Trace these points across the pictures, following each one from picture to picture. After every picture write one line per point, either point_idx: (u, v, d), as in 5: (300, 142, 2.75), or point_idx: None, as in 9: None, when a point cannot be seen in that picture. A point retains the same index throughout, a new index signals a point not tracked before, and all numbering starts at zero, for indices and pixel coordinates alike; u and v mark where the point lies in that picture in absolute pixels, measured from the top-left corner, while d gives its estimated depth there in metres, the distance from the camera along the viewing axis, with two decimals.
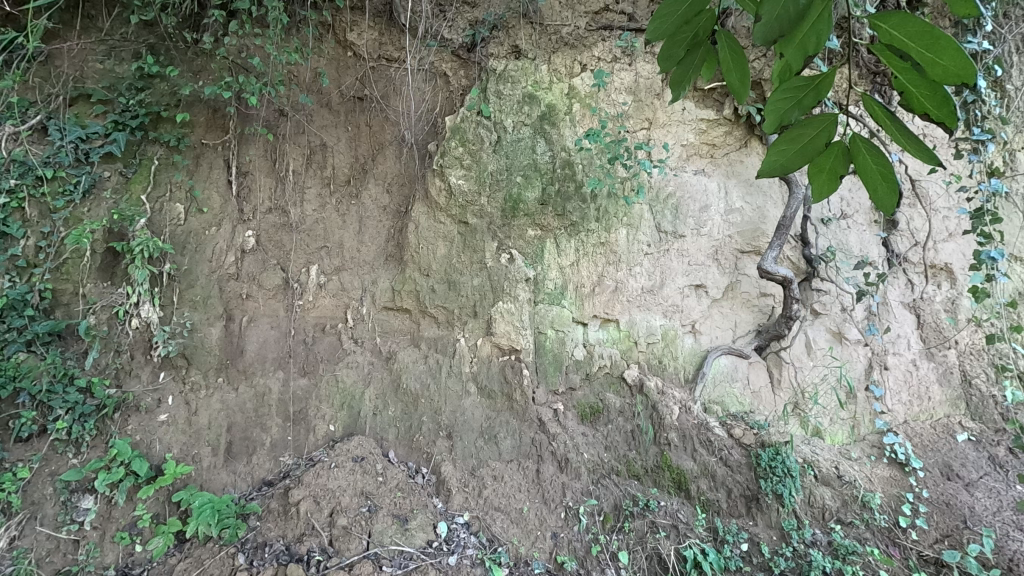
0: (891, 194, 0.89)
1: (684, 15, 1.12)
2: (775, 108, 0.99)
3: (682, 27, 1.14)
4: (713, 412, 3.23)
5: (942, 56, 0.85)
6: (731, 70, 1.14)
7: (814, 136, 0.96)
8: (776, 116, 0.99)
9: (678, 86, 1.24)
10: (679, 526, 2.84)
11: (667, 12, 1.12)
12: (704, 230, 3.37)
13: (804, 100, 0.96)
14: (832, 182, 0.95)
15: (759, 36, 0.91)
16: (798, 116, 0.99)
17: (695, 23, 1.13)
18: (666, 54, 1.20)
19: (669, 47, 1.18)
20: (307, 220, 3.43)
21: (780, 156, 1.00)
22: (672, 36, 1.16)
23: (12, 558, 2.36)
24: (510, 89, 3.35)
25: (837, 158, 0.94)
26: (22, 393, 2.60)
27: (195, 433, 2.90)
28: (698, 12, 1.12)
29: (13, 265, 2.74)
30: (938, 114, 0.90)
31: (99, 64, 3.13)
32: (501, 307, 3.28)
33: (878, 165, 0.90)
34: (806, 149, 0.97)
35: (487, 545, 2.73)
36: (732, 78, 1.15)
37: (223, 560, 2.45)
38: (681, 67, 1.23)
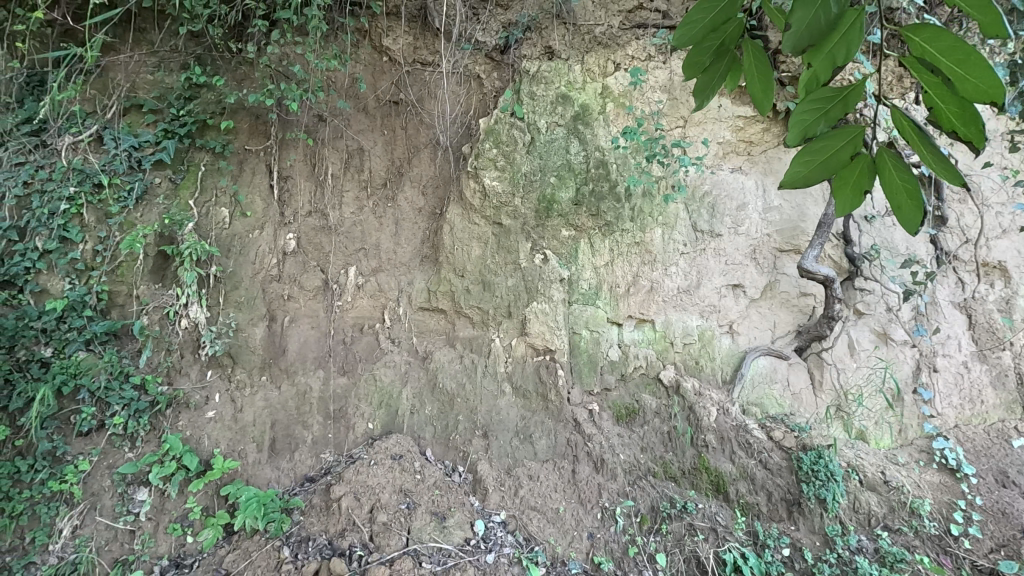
0: (918, 213, 0.83)
1: (711, 22, 1.06)
2: (801, 119, 0.94)
3: (709, 34, 1.09)
4: (752, 414, 3.16)
5: (973, 72, 0.80)
6: (756, 81, 1.13)
7: (840, 147, 0.89)
8: (800, 128, 0.94)
9: (701, 94, 1.21)
10: (719, 530, 2.80)
11: (694, 19, 1.06)
12: (742, 229, 3.31)
13: (831, 111, 0.91)
14: (856, 198, 0.89)
15: (788, 45, 0.87)
16: (824, 128, 0.93)
17: (721, 31, 1.09)
18: (691, 61, 1.16)
19: (695, 54, 1.14)
20: (345, 223, 3.49)
21: (803, 167, 0.93)
22: (699, 43, 1.11)
23: (75, 546, 2.51)
24: (543, 89, 3.35)
25: (863, 172, 0.88)
26: (82, 390, 2.75)
27: (241, 429, 3.00)
28: (727, 19, 1.07)
29: (74, 268, 2.92)
30: (966, 132, 0.84)
31: (150, 75, 3.27)
32: (536, 307, 3.29)
33: (904, 181, 0.84)
34: (830, 162, 0.91)
35: (524, 544, 2.75)
36: (755, 88, 1.14)
37: (270, 553, 2.53)
38: (705, 75, 1.19)
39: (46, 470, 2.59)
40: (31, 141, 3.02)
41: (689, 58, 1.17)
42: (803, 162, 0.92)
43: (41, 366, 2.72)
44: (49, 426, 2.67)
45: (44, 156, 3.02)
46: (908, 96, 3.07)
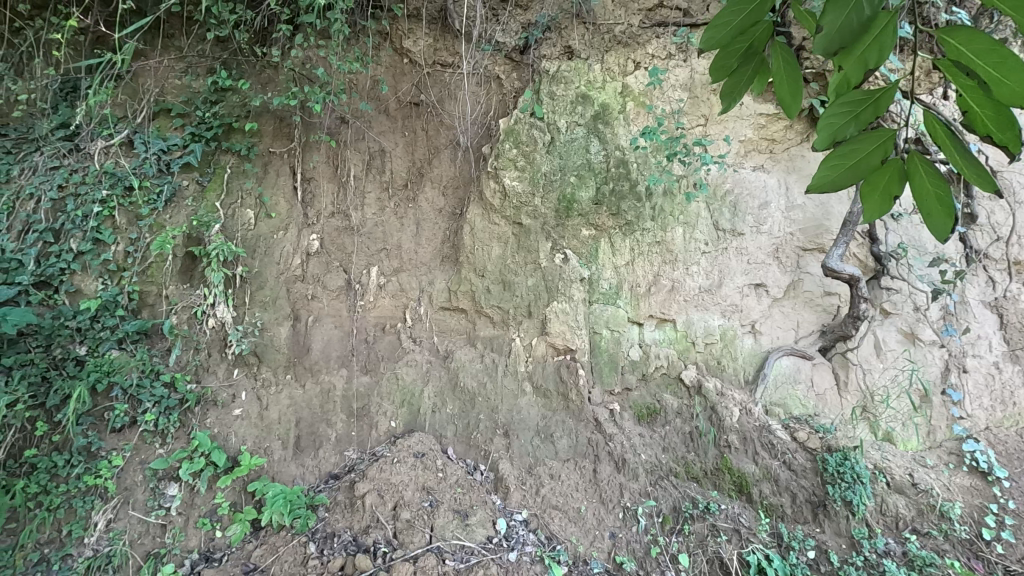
0: (947, 219, 0.82)
1: (740, 26, 1.05)
2: (830, 122, 0.93)
3: (738, 36, 1.08)
4: (775, 414, 3.13)
5: (1009, 75, 0.79)
6: (784, 85, 1.11)
7: (869, 152, 0.88)
8: (829, 131, 0.93)
9: (729, 96, 1.21)
10: (742, 531, 2.78)
11: (723, 21, 1.04)
12: (764, 228, 3.29)
13: (861, 114, 0.90)
14: (885, 203, 0.87)
15: (819, 48, 0.86)
16: (855, 131, 0.92)
17: (750, 34, 1.08)
18: (719, 64, 1.15)
19: (722, 56, 1.13)
20: (367, 223, 3.54)
21: (832, 171, 0.92)
22: (726, 47, 1.11)
23: (109, 539, 2.58)
24: (563, 89, 3.35)
25: (893, 177, 0.87)
26: (115, 387, 2.83)
27: (267, 426, 3.05)
28: (755, 22, 1.06)
29: (106, 269, 3.00)
30: (1001, 137, 0.84)
31: (178, 80, 3.35)
32: (556, 307, 3.29)
33: (935, 187, 0.83)
34: (860, 166, 0.90)
35: (546, 542, 2.76)
36: (783, 92, 1.12)
37: (296, 548, 2.57)
38: (733, 77, 1.20)
39: (81, 465, 2.67)
40: (65, 145, 3.12)
41: (716, 60, 1.16)
42: (832, 166, 0.91)
43: (76, 364, 2.79)
44: (84, 423, 2.74)
45: (78, 160, 3.12)
46: (937, 92, 3.01)
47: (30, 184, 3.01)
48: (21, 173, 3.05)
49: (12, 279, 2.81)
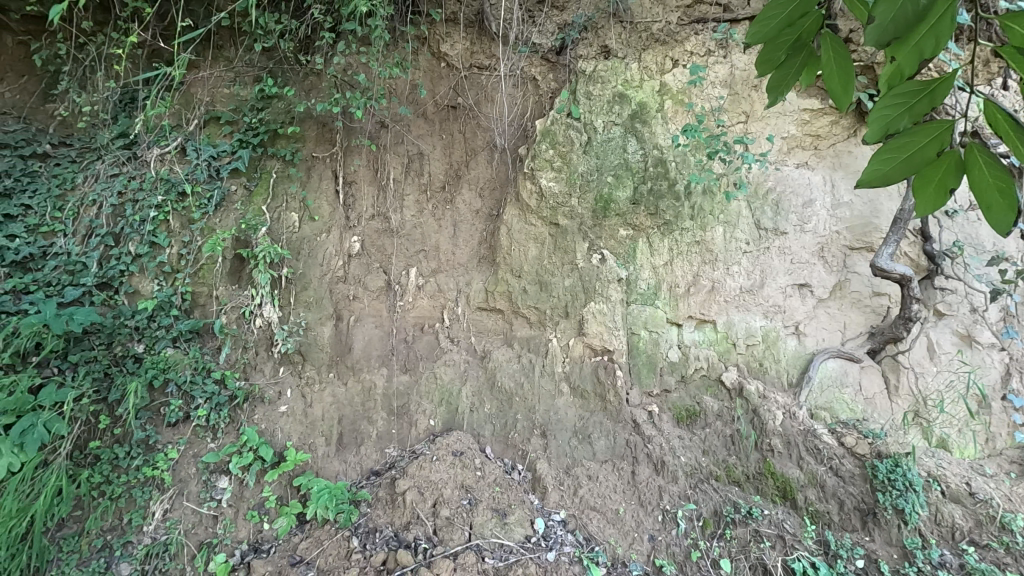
0: (1009, 213, 0.78)
1: (786, 18, 1.01)
2: (881, 115, 0.89)
3: (784, 30, 1.04)
4: (821, 418, 3.04)
5: None
6: (833, 79, 1.04)
7: (924, 145, 0.84)
8: (881, 125, 0.89)
9: (775, 92, 1.13)
10: (787, 537, 2.71)
11: (770, 15, 1.02)
12: (809, 227, 3.21)
13: (915, 107, 0.86)
14: (939, 196, 0.83)
15: (871, 39, 0.83)
16: (908, 124, 0.88)
17: (798, 26, 1.02)
18: (765, 58, 1.09)
19: (768, 51, 1.07)
20: (406, 225, 3.60)
21: (883, 165, 0.88)
22: (772, 40, 1.06)
23: (166, 528, 2.71)
24: (600, 88, 3.34)
25: (948, 169, 0.83)
26: (170, 383, 2.96)
27: (311, 423, 3.14)
28: (804, 14, 1.01)
29: (162, 270, 3.15)
30: None
31: (227, 89, 3.48)
32: (594, 307, 3.28)
33: (995, 179, 0.79)
34: (914, 159, 0.85)
35: (585, 543, 2.75)
36: (833, 86, 1.04)
37: (340, 542, 2.64)
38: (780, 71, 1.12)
39: (140, 457, 2.81)
40: (125, 154, 3.30)
41: (761, 55, 1.10)
42: (883, 160, 0.87)
43: (135, 361, 2.94)
44: (142, 417, 2.88)
45: (135, 167, 3.29)
46: (996, 82, 2.88)
47: (92, 191, 3.19)
48: (85, 181, 3.24)
49: (78, 280, 3.00)
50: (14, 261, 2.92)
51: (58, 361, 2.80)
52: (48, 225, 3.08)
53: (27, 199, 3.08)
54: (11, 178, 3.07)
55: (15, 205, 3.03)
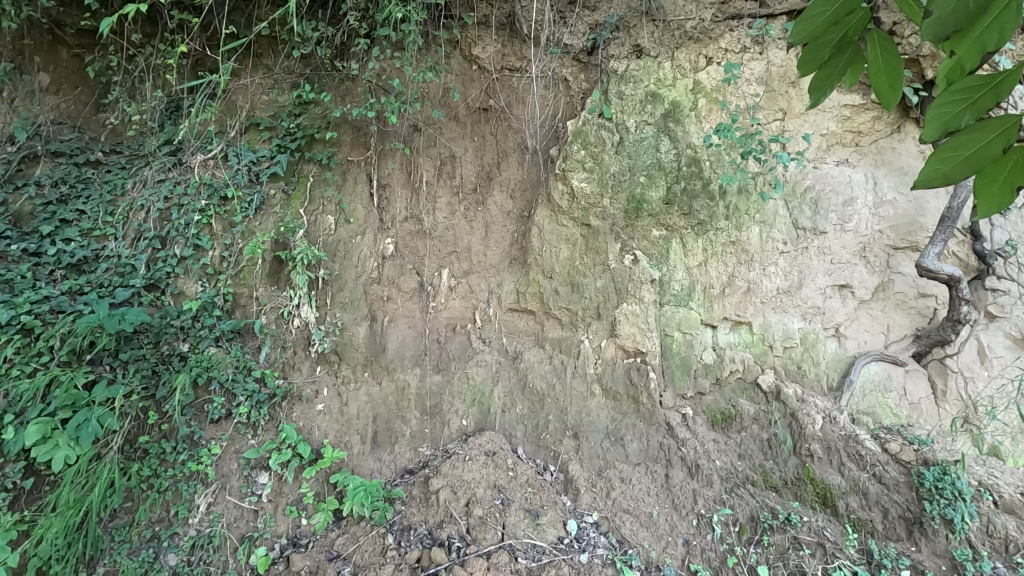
0: None
1: (833, 15, 0.92)
2: (940, 112, 0.84)
3: (830, 28, 0.94)
4: (863, 423, 2.96)
5: None
6: (880, 76, 0.99)
7: (989, 140, 0.77)
8: (940, 122, 0.84)
9: (818, 92, 1.06)
10: (827, 545, 2.64)
11: (814, 14, 0.93)
12: (849, 226, 3.12)
13: (979, 101, 0.80)
14: (1004, 195, 0.75)
15: (930, 34, 0.78)
16: (970, 120, 0.82)
17: (844, 24, 0.93)
18: (808, 58, 1.01)
19: (813, 50, 0.99)
20: (438, 227, 3.64)
21: (944, 164, 0.82)
22: (816, 39, 0.97)
23: (210, 520, 2.81)
24: (632, 88, 3.31)
25: (1015, 167, 0.76)
26: (213, 381, 3.06)
27: (346, 421, 3.20)
28: (851, 10, 0.92)
29: (205, 272, 3.26)
30: None
31: (266, 96, 3.58)
32: (626, 308, 3.26)
33: None
34: (977, 157, 0.79)
35: (618, 546, 2.73)
36: (880, 83, 1.00)
37: (375, 539, 2.68)
38: (824, 70, 1.04)
39: (186, 452, 2.91)
40: (171, 160, 3.44)
41: (805, 54, 1.01)
42: (942, 158, 0.81)
43: (180, 360, 3.05)
44: (187, 413, 2.99)
45: (180, 173, 3.42)
46: None
47: (141, 196, 3.34)
48: (134, 187, 3.39)
49: (128, 281, 3.13)
50: (69, 264, 3.08)
51: (110, 359, 2.93)
52: (100, 229, 3.23)
53: (81, 205, 3.24)
54: (67, 185, 3.27)
55: (71, 210, 3.20)
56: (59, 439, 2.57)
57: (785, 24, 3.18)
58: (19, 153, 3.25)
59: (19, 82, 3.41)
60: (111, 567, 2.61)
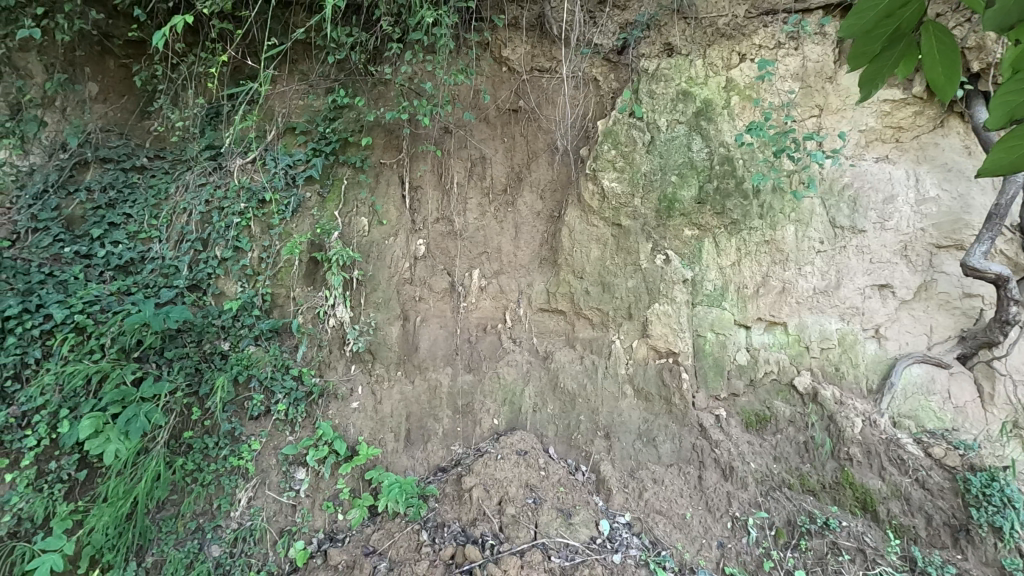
0: None
1: (885, 8, 0.89)
2: (1006, 101, 0.72)
3: (882, 20, 0.91)
4: (905, 427, 2.88)
5: None
6: (936, 68, 0.94)
7: None
8: (1004, 111, 0.73)
9: (868, 86, 1.00)
10: (868, 551, 2.58)
11: (863, 7, 0.90)
12: (890, 224, 3.04)
13: None
14: None
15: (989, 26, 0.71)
16: None
17: (897, 16, 0.89)
18: (860, 51, 0.97)
19: (863, 44, 0.95)
20: (469, 228, 3.68)
21: (1011, 155, 0.70)
22: (868, 32, 0.94)
23: (251, 514, 2.90)
24: (663, 87, 3.29)
25: None
26: (253, 379, 3.15)
27: (380, 419, 3.26)
28: (905, 2, 0.88)
29: (245, 273, 3.36)
30: None
31: (301, 101, 3.67)
32: (658, 308, 3.24)
33: None
34: None
35: (651, 547, 2.71)
36: (936, 75, 0.95)
37: (410, 535, 2.73)
38: (877, 62, 0.99)
39: (227, 447, 3.00)
40: (211, 164, 3.55)
41: (857, 46, 0.98)
42: (1008, 147, 0.69)
43: (222, 358, 3.15)
44: (229, 410, 3.07)
45: (220, 177, 3.53)
46: None
47: (183, 200, 3.45)
48: (177, 191, 3.51)
49: (171, 282, 3.25)
50: (118, 265, 3.22)
51: (156, 356, 3.04)
52: (145, 231, 3.35)
53: (128, 209, 3.38)
54: (115, 190, 3.41)
55: (119, 214, 3.34)
56: (110, 433, 2.65)
57: (822, 19, 3.12)
58: (71, 159, 3.40)
59: (71, 92, 3.54)
60: (160, 556, 2.71)
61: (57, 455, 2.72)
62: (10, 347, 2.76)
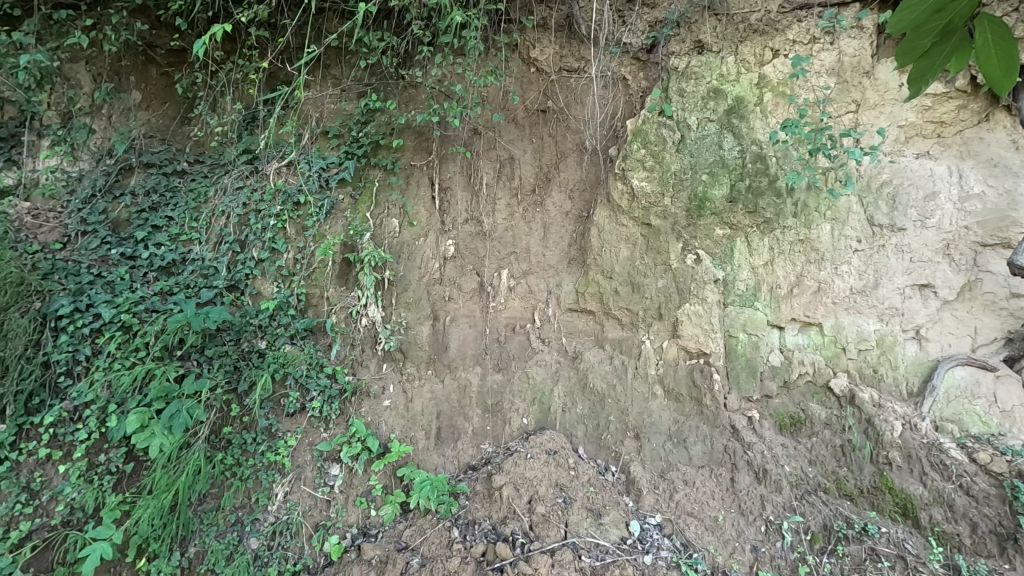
0: None
1: (937, 3, 0.88)
2: None
3: (934, 15, 0.90)
4: (947, 431, 2.80)
5: None
6: (992, 62, 0.92)
7: None
8: None
9: (918, 82, 0.99)
10: (908, 559, 2.51)
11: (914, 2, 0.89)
12: (931, 222, 2.95)
13: None
14: None
15: None
16: None
17: (949, 11, 0.88)
18: (910, 47, 0.96)
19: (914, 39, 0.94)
20: (498, 229, 3.70)
21: None
22: (918, 28, 0.93)
23: (287, 508, 2.97)
24: (693, 86, 3.26)
25: None
26: (290, 376, 3.23)
27: (411, 417, 3.31)
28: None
29: (281, 274, 3.45)
30: None
31: (334, 106, 3.74)
32: (689, 308, 3.21)
33: None
34: None
35: (682, 549, 2.69)
36: (992, 70, 0.92)
37: (442, 532, 2.76)
38: (927, 57, 0.98)
39: (264, 443, 3.08)
40: (248, 168, 3.65)
41: (907, 42, 0.97)
42: None
43: (259, 356, 3.23)
44: (266, 406, 3.16)
45: (257, 180, 3.63)
46: None
47: (222, 203, 3.56)
48: (216, 194, 3.62)
49: (210, 283, 3.36)
50: (160, 266, 3.35)
51: (197, 355, 3.15)
52: (186, 233, 3.47)
53: (169, 212, 3.50)
54: (157, 194, 3.55)
55: (161, 217, 3.47)
56: (155, 428, 2.76)
57: (859, 12, 3.05)
58: (117, 165, 3.56)
59: (117, 100, 3.69)
60: (201, 547, 2.80)
61: (106, 447, 2.85)
62: (63, 344, 2.94)
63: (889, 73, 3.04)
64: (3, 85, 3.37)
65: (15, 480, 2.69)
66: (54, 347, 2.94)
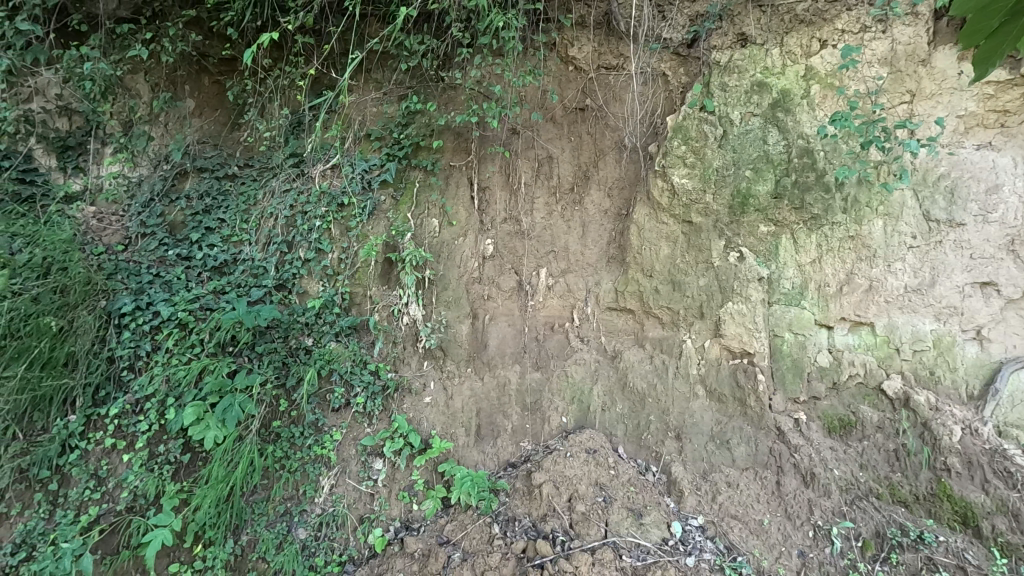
0: None
1: None
2: None
3: None
4: (1012, 437, 2.68)
5: None
6: None
7: None
8: None
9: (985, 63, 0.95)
10: (968, 569, 2.41)
11: None
12: (994, 217, 2.82)
13: None
14: None
15: None
16: None
17: None
18: (975, 28, 0.92)
19: (978, 21, 0.90)
20: (536, 228, 3.71)
21: None
22: (983, 8, 0.89)
23: (333, 501, 3.06)
24: (736, 80, 3.18)
25: None
26: (335, 372, 3.31)
27: (452, 414, 3.36)
28: None
29: (326, 273, 3.55)
30: None
31: (376, 109, 3.83)
32: (732, 307, 3.14)
33: None
34: None
35: (726, 552, 2.65)
36: None
37: (482, 527, 2.80)
38: (995, 38, 0.94)
39: (312, 437, 3.18)
40: (295, 171, 3.77)
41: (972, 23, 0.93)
42: None
43: (306, 352, 3.33)
44: (313, 402, 3.25)
45: (304, 182, 3.74)
46: None
47: (270, 205, 3.69)
48: (264, 196, 3.75)
49: (260, 282, 3.49)
50: (213, 267, 3.50)
51: (248, 351, 3.26)
52: (237, 234, 3.62)
53: (221, 214, 3.66)
54: (210, 197, 3.71)
55: (214, 219, 3.64)
56: (209, 421, 2.90)
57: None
58: (173, 170, 3.74)
59: (173, 108, 3.88)
60: (253, 536, 2.91)
61: (164, 439, 3.00)
62: (125, 341, 3.13)
63: (947, 60, 2.91)
64: (71, 96, 3.59)
65: (85, 467, 2.90)
66: (117, 343, 3.13)
